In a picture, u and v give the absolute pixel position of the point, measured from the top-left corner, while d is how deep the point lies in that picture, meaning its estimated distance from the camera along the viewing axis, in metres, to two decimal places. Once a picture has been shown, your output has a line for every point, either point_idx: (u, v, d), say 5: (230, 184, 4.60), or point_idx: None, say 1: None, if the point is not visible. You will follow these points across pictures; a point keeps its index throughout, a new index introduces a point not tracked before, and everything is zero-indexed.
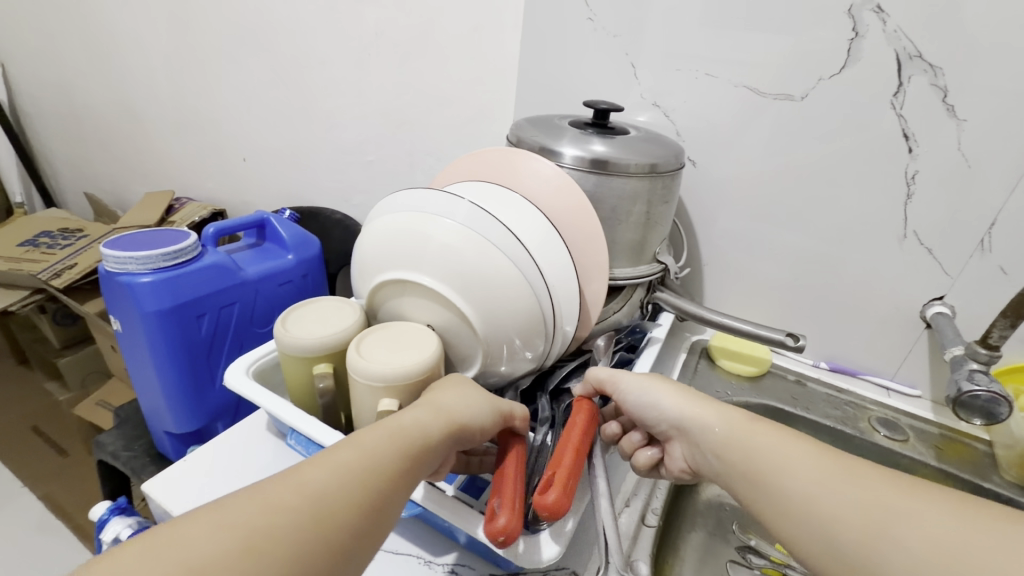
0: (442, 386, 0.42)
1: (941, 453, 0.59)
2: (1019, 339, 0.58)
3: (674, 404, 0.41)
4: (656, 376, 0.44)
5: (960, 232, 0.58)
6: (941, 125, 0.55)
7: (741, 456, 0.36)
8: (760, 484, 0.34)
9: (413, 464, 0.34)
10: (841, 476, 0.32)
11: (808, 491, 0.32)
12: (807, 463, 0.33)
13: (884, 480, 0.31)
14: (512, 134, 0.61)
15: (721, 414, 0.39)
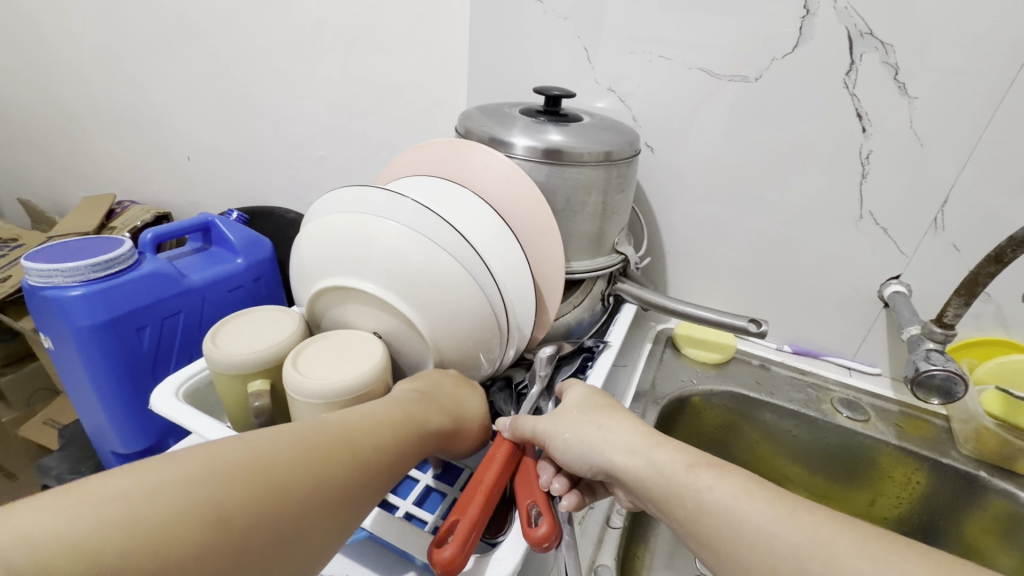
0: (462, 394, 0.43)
1: (902, 432, 0.60)
2: (971, 315, 0.59)
3: (602, 450, 0.36)
4: (580, 418, 0.38)
5: (914, 211, 0.58)
6: (893, 104, 0.55)
7: (691, 519, 0.31)
8: (729, 558, 0.29)
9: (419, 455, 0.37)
10: (804, 534, 0.28)
11: (777, 558, 0.28)
12: (777, 520, 0.29)
13: (848, 535, 0.27)
14: (461, 125, 0.58)
15: (655, 462, 0.34)
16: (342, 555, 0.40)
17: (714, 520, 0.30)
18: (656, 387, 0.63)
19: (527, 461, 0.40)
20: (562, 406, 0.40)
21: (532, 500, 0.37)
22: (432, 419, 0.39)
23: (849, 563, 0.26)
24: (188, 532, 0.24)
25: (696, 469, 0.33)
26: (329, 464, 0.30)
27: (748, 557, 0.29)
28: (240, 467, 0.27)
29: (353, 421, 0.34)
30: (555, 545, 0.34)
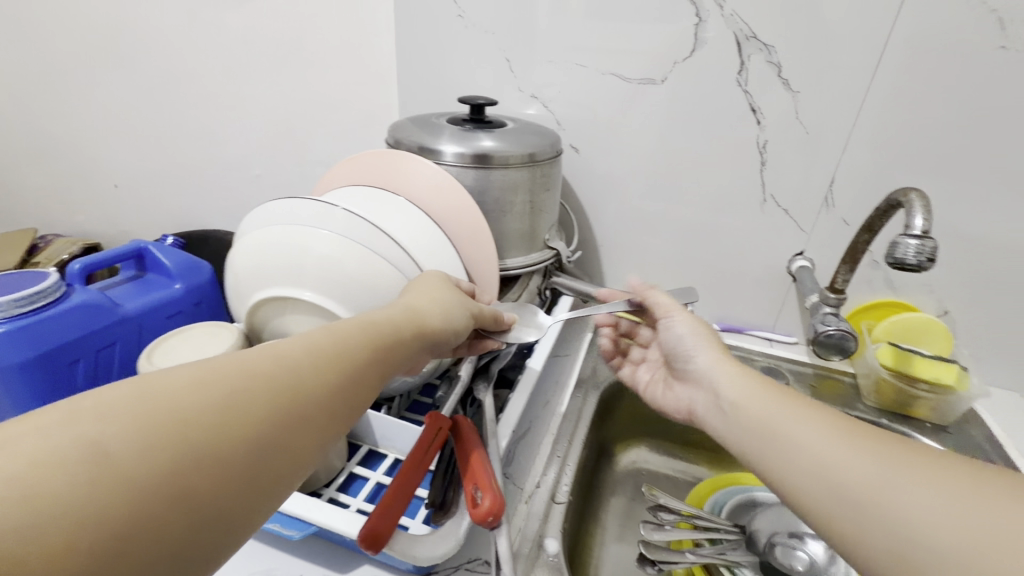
0: (421, 288, 0.42)
1: (816, 390, 0.66)
2: (865, 281, 0.66)
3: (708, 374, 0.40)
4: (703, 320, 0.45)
5: (808, 192, 0.65)
6: (781, 98, 0.61)
7: (760, 420, 0.34)
8: (781, 445, 0.32)
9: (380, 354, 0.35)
10: (853, 437, 0.30)
11: (821, 452, 0.30)
12: (826, 431, 0.31)
13: (895, 441, 0.29)
14: (391, 136, 0.60)
15: (750, 373, 0.38)
16: (295, 558, 0.41)
17: (789, 446, 0.31)
18: (598, 373, 0.67)
19: (465, 421, 0.43)
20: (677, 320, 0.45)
21: (474, 478, 0.38)
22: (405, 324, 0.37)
23: (897, 456, 0.28)
24: (137, 471, 0.23)
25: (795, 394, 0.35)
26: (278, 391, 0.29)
27: (790, 444, 0.31)
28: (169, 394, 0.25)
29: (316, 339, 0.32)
30: (506, 507, 0.36)
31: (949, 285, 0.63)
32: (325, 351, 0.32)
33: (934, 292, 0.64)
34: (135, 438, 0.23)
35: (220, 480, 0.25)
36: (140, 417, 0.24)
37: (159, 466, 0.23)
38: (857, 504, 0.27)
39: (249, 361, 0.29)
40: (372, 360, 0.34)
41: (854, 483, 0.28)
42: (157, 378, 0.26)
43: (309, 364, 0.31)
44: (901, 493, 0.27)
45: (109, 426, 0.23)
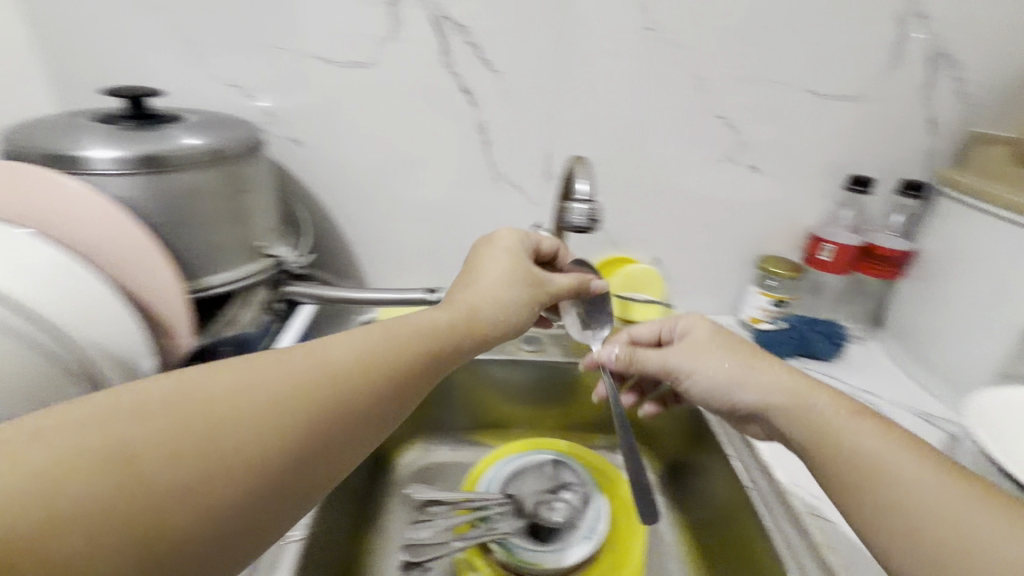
0: (488, 263, 0.47)
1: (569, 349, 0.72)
2: (595, 243, 0.73)
3: (729, 365, 0.43)
4: (716, 352, 0.44)
5: (532, 167, 0.67)
6: (486, 78, 0.62)
7: (807, 425, 0.38)
8: (843, 455, 0.35)
9: (417, 359, 0.37)
10: (906, 456, 0.34)
11: (906, 480, 0.32)
12: (907, 459, 0.33)
13: (919, 462, 0.33)
14: (13, 145, 0.45)
15: (767, 363, 0.42)
16: None
17: (846, 447, 0.35)
18: None
19: None
20: (710, 339, 0.45)
21: None
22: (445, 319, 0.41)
23: (908, 472, 0.33)
24: (149, 468, 0.24)
25: (852, 415, 0.36)
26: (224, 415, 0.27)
27: (890, 486, 0.33)
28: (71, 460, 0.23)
29: (293, 366, 0.31)
30: None
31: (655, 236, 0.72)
32: (368, 356, 0.35)
33: (647, 245, 0.73)
34: (99, 449, 0.23)
35: (179, 487, 0.24)
36: (163, 421, 0.26)
37: (192, 451, 0.25)
38: (915, 525, 0.31)
39: (295, 366, 0.31)
40: (440, 341, 0.39)
41: (903, 511, 0.32)
42: (70, 424, 0.24)
43: (239, 408, 0.28)
44: (935, 491, 0.32)
45: (130, 428, 0.25)
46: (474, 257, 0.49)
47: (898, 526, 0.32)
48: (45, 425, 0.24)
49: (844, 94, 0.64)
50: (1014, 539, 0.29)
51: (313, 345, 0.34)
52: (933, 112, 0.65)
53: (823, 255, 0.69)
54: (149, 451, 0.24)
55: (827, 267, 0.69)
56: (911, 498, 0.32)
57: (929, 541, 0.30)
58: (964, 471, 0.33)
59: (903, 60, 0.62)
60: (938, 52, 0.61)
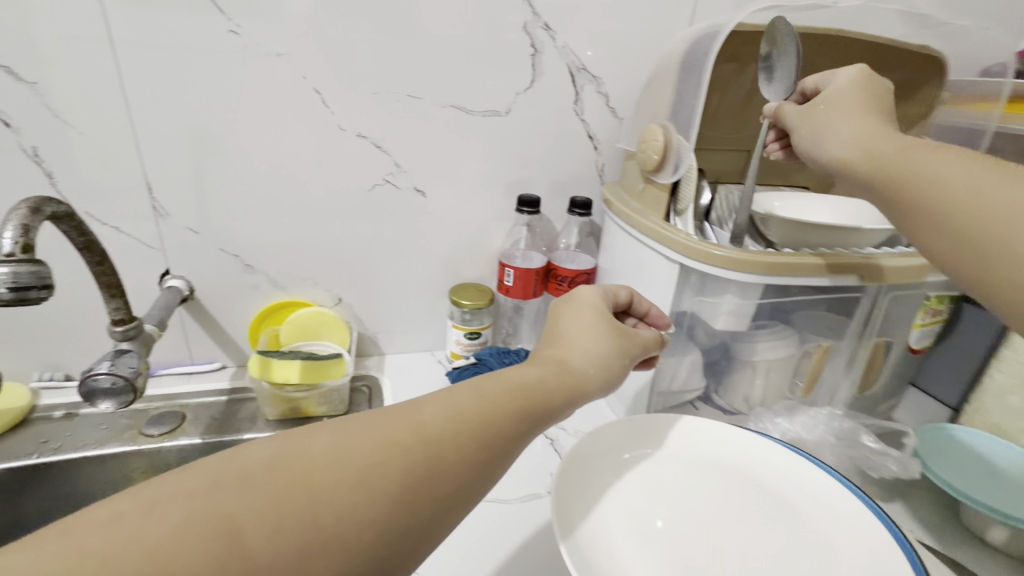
0: (572, 329, 0.40)
1: (212, 426, 0.57)
2: (251, 287, 0.61)
3: (837, 144, 0.41)
4: (842, 109, 0.43)
5: (129, 203, 0.54)
6: (17, 91, 0.47)
7: (887, 174, 0.38)
8: (887, 174, 0.38)
9: (459, 467, 0.29)
10: (933, 153, 0.36)
11: (942, 162, 0.35)
12: (930, 154, 0.36)
13: (966, 165, 0.35)
14: None
15: (853, 124, 0.41)
16: None
17: (912, 167, 0.37)
18: None
19: None
20: (822, 96, 0.45)
21: None
22: (504, 416, 0.31)
23: (952, 173, 0.35)
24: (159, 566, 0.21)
25: (927, 150, 0.37)
26: (292, 505, 0.24)
27: (908, 167, 0.37)
28: (157, 538, 0.22)
29: (407, 429, 0.29)
30: None
31: (326, 273, 0.63)
32: (430, 436, 0.29)
33: (320, 283, 0.64)
34: (163, 544, 0.22)
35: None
36: (261, 489, 0.24)
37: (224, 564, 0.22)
38: (939, 195, 0.35)
39: (391, 424, 0.29)
40: (547, 401, 0.34)
41: (947, 187, 0.35)
42: (230, 472, 0.25)
43: (318, 499, 0.25)
44: (946, 169, 0.35)
45: (233, 497, 0.24)
46: (549, 316, 0.42)
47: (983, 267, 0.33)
48: (169, 487, 0.24)
49: (492, 109, 0.60)
50: (977, 169, 0.34)
51: (417, 402, 0.30)
52: (588, 126, 0.64)
53: (507, 280, 0.65)
54: (238, 518, 0.23)
55: (510, 292, 0.66)
56: (987, 210, 0.33)
57: (953, 207, 0.34)
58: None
59: (542, 73, 0.59)
60: (574, 65, 0.60)
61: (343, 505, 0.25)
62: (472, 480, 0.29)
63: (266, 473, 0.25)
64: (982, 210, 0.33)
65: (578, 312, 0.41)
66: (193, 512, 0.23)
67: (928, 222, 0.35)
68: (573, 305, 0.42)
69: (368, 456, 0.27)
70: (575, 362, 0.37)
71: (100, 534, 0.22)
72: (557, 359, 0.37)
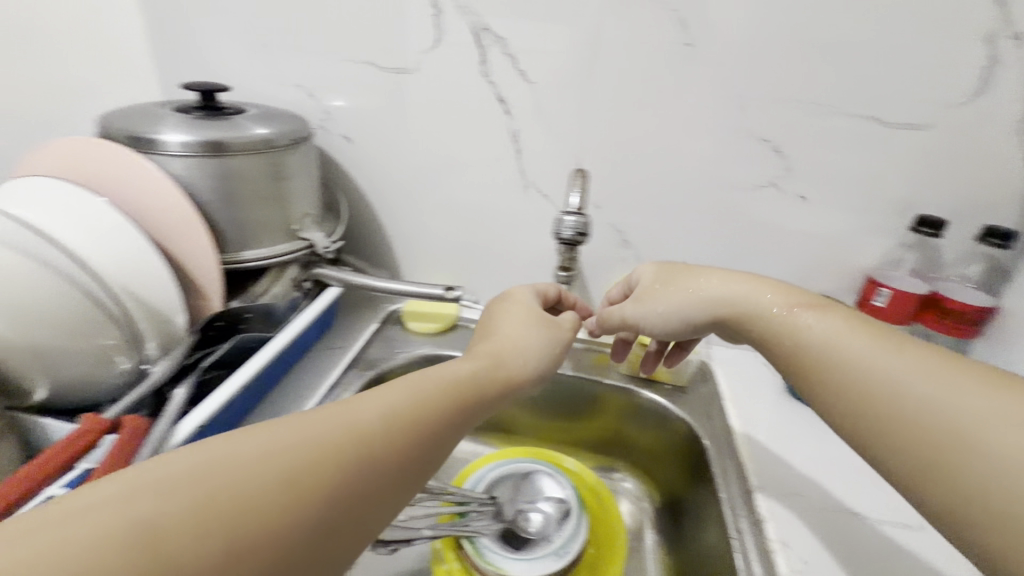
0: (491, 343, 0.45)
1: (580, 364, 0.70)
2: (621, 261, 0.72)
3: (660, 308, 0.51)
4: (666, 290, 0.51)
5: (562, 179, 0.68)
6: (522, 89, 0.64)
7: (829, 357, 0.39)
8: (827, 365, 0.39)
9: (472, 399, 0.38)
10: (886, 346, 0.37)
11: (904, 361, 0.35)
12: (900, 357, 0.36)
13: (903, 358, 0.36)
14: (103, 124, 0.55)
15: (778, 299, 0.45)
16: None
17: (868, 359, 0.37)
18: (369, 365, 0.66)
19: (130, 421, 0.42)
20: (642, 288, 0.54)
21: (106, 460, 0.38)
22: (478, 369, 0.41)
23: (898, 372, 0.35)
24: (174, 549, 0.23)
25: (863, 333, 0.39)
26: (342, 447, 0.30)
27: (858, 362, 0.37)
28: (263, 465, 0.27)
29: (440, 374, 0.38)
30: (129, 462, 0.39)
31: (686, 260, 0.70)
32: (404, 413, 0.33)
33: (677, 267, 0.71)
34: (256, 472, 0.27)
35: (306, 532, 0.27)
36: (262, 477, 0.27)
37: (312, 482, 0.28)
38: (891, 406, 0.34)
39: (381, 395, 0.34)
40: (490, 385, 0.40)
41: (905, 395, 0.34)
42: (264, 431, 0.29)
43: (376, 431, 0.31)
44: (929, 371, 0.34)
45: (277, 439, 0.29)
46: (488, 315, 0.50)
47: (938, 479, 0.31)
48: (250, 446, 0.28)
49: (914, 123, 0.57)
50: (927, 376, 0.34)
51: (439, 368, 0.39)
52: None
53: (877, 300, 0.63)
54: (240, 502, 0.25)
55: (878, 314, 0.63)
56: (939, 419, 0.32)
57: (893, 419, 0.34)
58: (873, 324, 0.40)
59: (992, 87, 0.54)
60: None
61: (409, 430, 0.33)
62: (484, 405, 0.39)
63: (296, 424, 0.30)
64: (839, 367, 0.38)
65: (495, 330, 0.47)
66: (280, 449, 0.28)
67: (890, 433, 0.34)
68: (511, 300, 0.51)
69: (379, 424, 0.32)
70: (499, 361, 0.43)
71: (228, 471, 0.26)
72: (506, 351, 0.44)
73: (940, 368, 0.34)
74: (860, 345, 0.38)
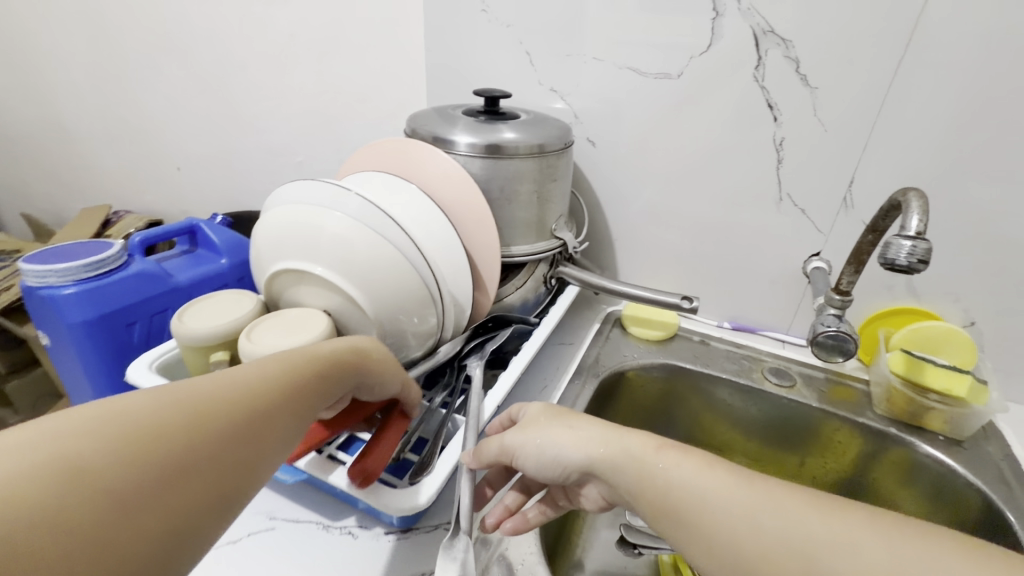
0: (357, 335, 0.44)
1: (824, 396, 0.64)
2: (885, 287, 0.64)
3: (544, 444, 0.40)
4: (548, 424, 0.41)
5: (827, 193, 0.63)
6: (800, 95, 0.60)
7: (700, 520, 0.32)
8: (696, 528, 0.32)
9: (320, 386, 0.37)
10: (830, 521, 0.29)
11: (830, 533, 0.29)
12: (831, 525, 0.29)
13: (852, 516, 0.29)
14: (409, 126, 0.64)
15: (628, 442, 0.38)
16: (294, 503, 0.45)
17: (787, 530, 0.29)
18: (599, 363, 0.67)
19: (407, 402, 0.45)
20: (523, 422, 0.43)
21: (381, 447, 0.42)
22: (379, 364, 0.42)
23: (830, 543, 0.28)
24: (120, 480, 0.25)
25: (750, 487, 0.32)
26: (211, 407, 0.31)
27: (769, 532, 0.30)
28: (158, 405, 0.29)
29: (321, 357, 0.38)
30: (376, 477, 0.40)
31: (975, 294, 0.60)
32: (284, 380, 0.35)
33: (961, 302, 0.61)
34: (135, 414, 0.28)
35: (202, 472, 0.29)
36: (169, 418, 0.29)
37: (196, 423, 0.29)
38: None
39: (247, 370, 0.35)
40: (342, 372, 0.39)
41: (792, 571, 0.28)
42: (196, 382, 0.31)
43: (226, 398, 0.32)
44: (852, 548, 0.28)
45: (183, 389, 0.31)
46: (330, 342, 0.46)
47: None
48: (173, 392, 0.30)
49: None
50: (892, 546, 0.27)
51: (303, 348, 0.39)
52: None
53: None
54: (159, 447, 0.27)
55: None
56: None
57: None
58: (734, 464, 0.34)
59: None
60: None
61: (246, 395, 0.33)
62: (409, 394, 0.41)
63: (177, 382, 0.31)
64: (711, 514, 0.32)
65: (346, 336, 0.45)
66: (183, 396, 0.30)
67: None
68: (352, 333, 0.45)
69: (261, 391, 0.34)
70: (369, 365, 0.41)
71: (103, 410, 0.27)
72: (364, 353, 0.41)
73: (863, 534, 0.28)
74: (741, 501, 0.31)
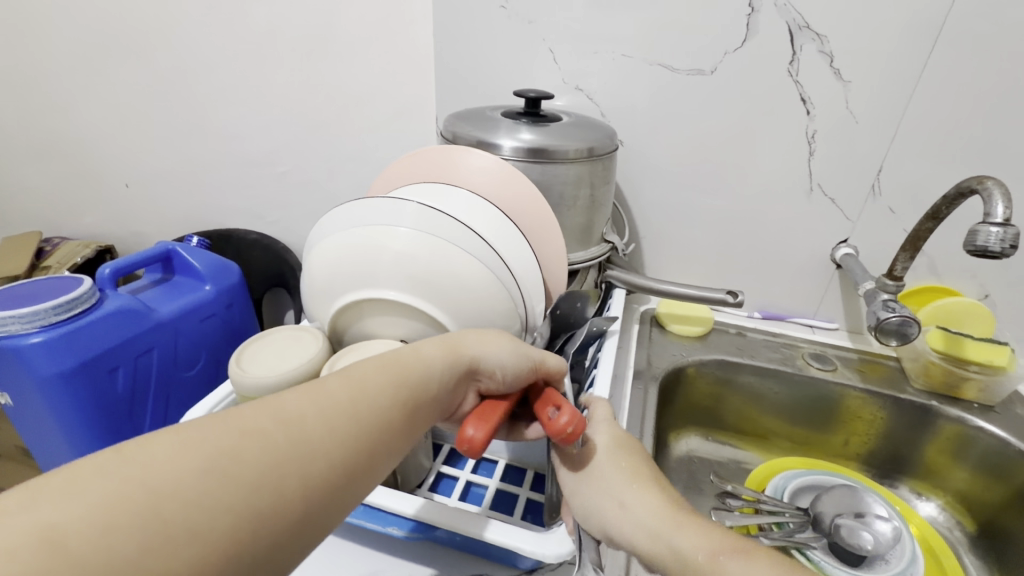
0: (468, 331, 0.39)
1: (865, 375, 0.67)
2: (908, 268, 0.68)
3: (582, 503, 0.36)
4: (596, 481, 0.36)
5: (855, 182, 0.65)
6: (832, 88, 0.61)
7: None
8: None
9: (398, 408, 0.31)
10: None
11: None
12: None
13: None
14: (446, 131, 0.60)
15: (673, 537, 0.32)
16: (400, 560, 0.41)
17: None
18: (653, 364, 0.66)
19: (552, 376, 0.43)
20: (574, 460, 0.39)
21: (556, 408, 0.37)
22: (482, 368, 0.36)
23: None
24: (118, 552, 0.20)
25: None
26: (254, 447, 0.25)
27: None
28: (192, 447, 0.24)
29: (408, 370, 0.33)
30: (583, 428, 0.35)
31: (991, 269, 0.65)
32: (346, 402, 0.29)
33: (978, 278, 0.66)
34: (164, 460, 0.23)
35: (232, 538, 0.23)
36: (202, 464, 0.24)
37: (234, 472, 0.24)
38: None
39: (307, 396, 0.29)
40: (426, 386, 0.33)
41: None
42: (245, 417, 0.26)
43: (275, 435, 0.26)
44: None
45: (226, 425, 0.25)
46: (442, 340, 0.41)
47: None
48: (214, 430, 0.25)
49: None
50: None
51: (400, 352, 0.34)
52: None
53: None
54: (169, 498, 0.22)
55: None
56: None
57: None
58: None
59: None
60: None
61: (300, 430, 0.27)
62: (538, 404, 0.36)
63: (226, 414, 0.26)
64: None
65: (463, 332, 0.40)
66: (224, 435, 0.25)
67: None
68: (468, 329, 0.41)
69: (318, 425, 0.28)
70: (476, 366, 0.36)
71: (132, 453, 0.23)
72: (468, 358, 0.36)
73: None
74: None
